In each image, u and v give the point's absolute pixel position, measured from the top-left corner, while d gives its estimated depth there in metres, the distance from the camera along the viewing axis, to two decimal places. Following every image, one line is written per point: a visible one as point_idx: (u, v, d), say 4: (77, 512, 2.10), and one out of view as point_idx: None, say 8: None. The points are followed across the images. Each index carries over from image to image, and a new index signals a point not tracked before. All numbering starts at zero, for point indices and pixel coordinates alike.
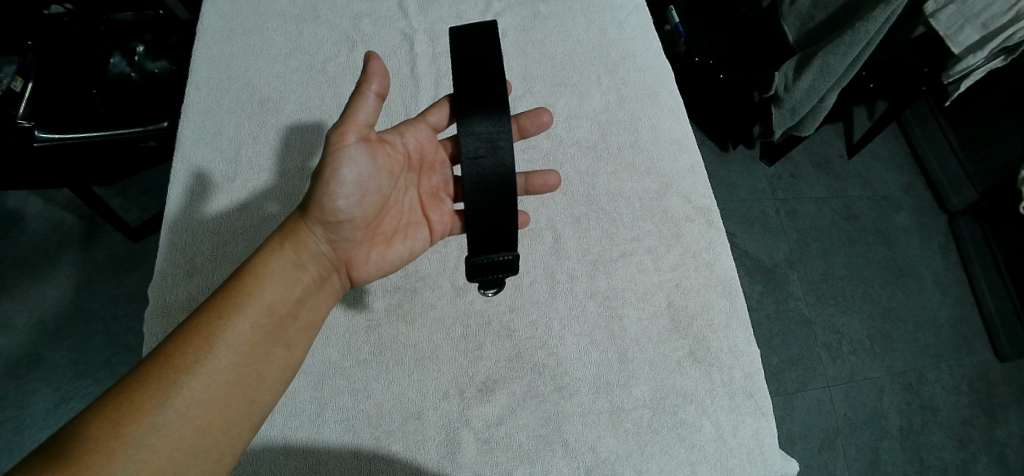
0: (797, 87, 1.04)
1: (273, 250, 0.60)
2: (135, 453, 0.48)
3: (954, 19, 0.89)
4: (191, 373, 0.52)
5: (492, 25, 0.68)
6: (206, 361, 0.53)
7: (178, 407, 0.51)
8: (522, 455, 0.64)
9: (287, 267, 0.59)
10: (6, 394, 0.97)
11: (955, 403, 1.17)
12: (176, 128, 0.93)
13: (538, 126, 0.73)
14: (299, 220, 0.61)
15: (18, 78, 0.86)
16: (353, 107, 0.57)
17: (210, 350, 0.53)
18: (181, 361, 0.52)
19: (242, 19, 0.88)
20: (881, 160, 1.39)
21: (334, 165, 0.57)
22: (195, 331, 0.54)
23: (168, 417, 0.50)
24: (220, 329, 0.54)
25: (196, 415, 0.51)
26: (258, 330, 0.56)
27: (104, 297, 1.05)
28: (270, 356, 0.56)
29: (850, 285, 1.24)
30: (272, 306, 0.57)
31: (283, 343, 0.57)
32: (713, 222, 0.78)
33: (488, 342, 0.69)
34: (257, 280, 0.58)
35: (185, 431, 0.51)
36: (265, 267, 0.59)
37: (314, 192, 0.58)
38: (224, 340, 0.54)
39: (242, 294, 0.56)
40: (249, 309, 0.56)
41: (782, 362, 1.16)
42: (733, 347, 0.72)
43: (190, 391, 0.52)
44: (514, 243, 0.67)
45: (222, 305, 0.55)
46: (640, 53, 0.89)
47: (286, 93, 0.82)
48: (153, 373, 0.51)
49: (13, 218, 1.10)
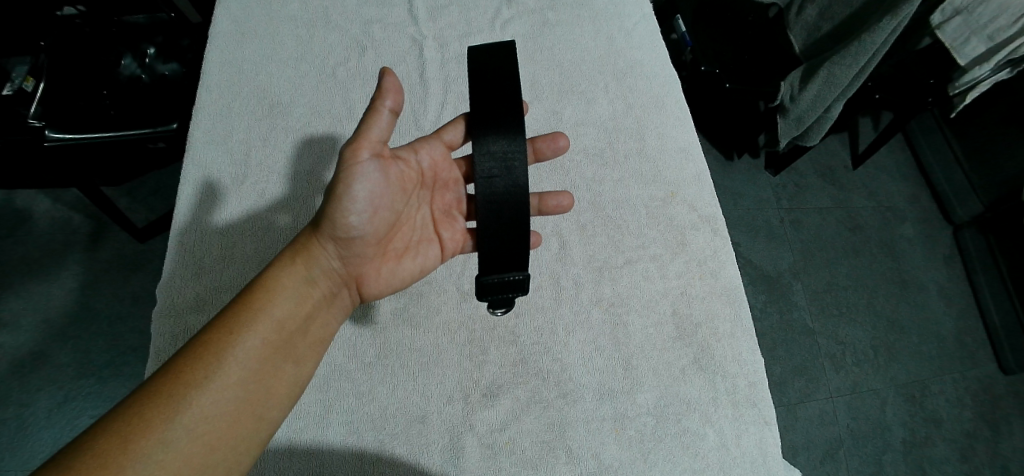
0: (803, 98, 1.04)
1: (283, 265, 0.60)
2: (143, 469, 0.49)
3: (960, 31, 0.91)
4: (200, 388, 0.52)
5: (512, 45, 0.69)
6: (216, 376, 0.53)
7: (187, 422, 0.51)
8: (527, 462, 0.64)
9: (298, 283, 0.60)
10: (9, 392, 0.97)
11: (959, 416, 1.16)
12: (185, 130, 0.94)
13: (554, 150, 0.73)
14: (309, 234, 0.61)
15: (30, 78, 0.88)
16: (366, 124, 0.58)
17: (220, 365, 0.54)
18: (191, 376, 0.53)
19: (253, 23, 0.89)
20: (885, 171, 1.39)
21: (346, 180, 0.57)
22: (206, 346, 0.54)
23: (177, 433, 0.51)
24: (230, 345, 0.55)
25: (204, 431, 0.52)
26: (267, 346, 0.56)
27: (110, 297, 1.06)
28: (280, 372, 0.57)
29: (854, 295, 1.24)
30: (282, 322, 0.58)
31: (291, 359, 0.58)
32: (718, 230, 0.78)
33: (493, 347, 0.69)
34: (267, 294, 0.58)
35: (193, 448, 0.51)
36: (274, 280, 0.59)
37: (327, 207, 0.59)
38: (234, 356, 0.54)
39: (253, 310, 0.57)
40: (258, 325, 0.56)
41: (785, 372, 1.15)
42: (737, 356, 0.72)
43: (199, 407, 0.52)
44: (525, 263, 0.67)
45: (232, 321, 0.56)
46: (647, 62, 0.89)
47: (297, 97, 0.83)
48: (164, 388, 0.52)
49: (20, 218, 1.11)
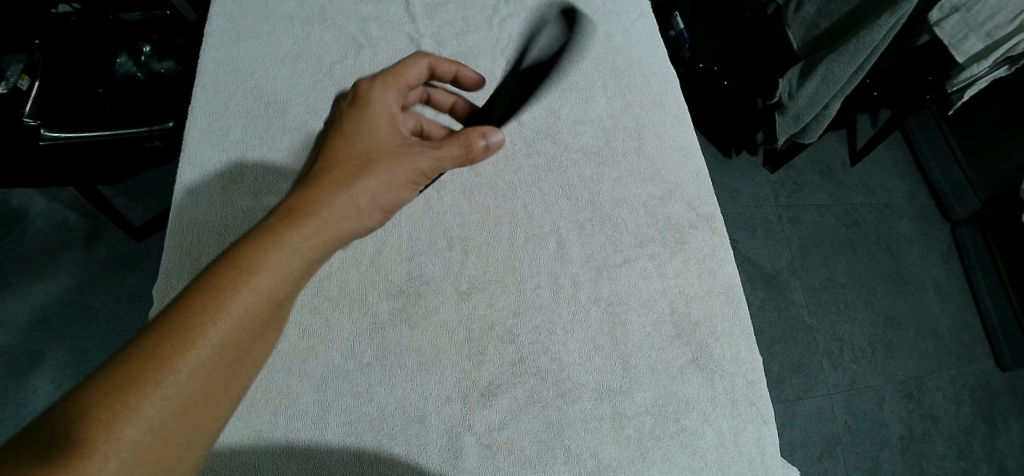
0: (801, 95, 1.04)
1: (295, 223, 0.50)
2: (124, 456, 0.39)
3: (959, 27, 0.89)
4: (197, 360, 0.42)
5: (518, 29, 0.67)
6: (213, 347, 0.43)
7: (176, 400, 0.41)
8: (525, 462, 0.64)
9: (311, 245, 0.50)
10: (5, 391, 0.96)
11: (956, 413, 1.17)
12: (182, 128, 0.92)
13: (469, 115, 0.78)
14: (329, 195, 0.53)
15: (24, 76, 0.86)
16: (445, 165, 0.60)
17: (218, 334, 0.43)
18: (184, 346, 0.42)
19: (249, 21, 0.88)
20: (882, 168, 1.39)
21: (399, 184, 0.57)
22: (199, 311, 0.43)
23: (164, 414, 0.40)
24: (229, 310, 0.44)
25: (194, 409, 0.42)
26: (270, 312, 0.47)
27: (107, 296, 1.06)
28: (268, 340, 0.48)
29: (852, 292, 1.24)
30: (285, 286, 0.48)
31: (279, 326, 0.49)
32: (716, 229, 0.78)
33: (491, 346, 0.69)
34: (277, 253, 0.48)
35: (180, 428, 0.42)
36: (283, 232, 0.49)
37: (364, 191, 0.54)
38: (234, 323, 0.44)
39: (257, 270, 0.46)
40: (264, 289, 0.46)
41: (782, 369, 1.15)
42: (735, 354, 0.72)
43: (190, 383, 0.42)
44: None
45: (233, 281, 0.45)
46: (645, 60, 0.89)
47: (294, 95, 0.83)
48: (145, 361, 0.41)
49: (16, 216, 1.10)
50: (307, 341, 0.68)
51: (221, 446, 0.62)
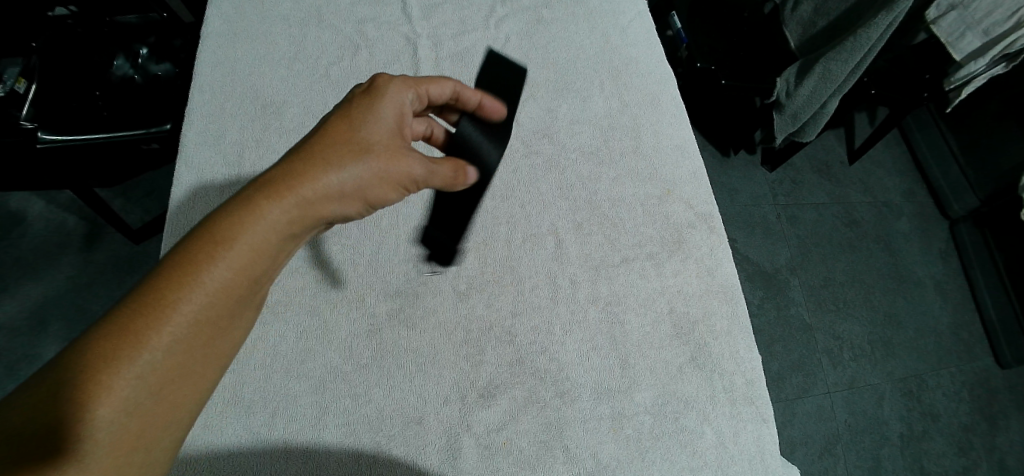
0: (798, 94, 1.04)
1: (272, 199, 0.49)
2: (101, 429, 0.40)
3: (955, 25, 0.90)
4: (166, 338, 0.43)
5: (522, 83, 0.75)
6: (183, 324, 0.44)
7: (149, 376, 0.42)
8: (523, 461, 0.64)
9: (288, 226, 0.50)
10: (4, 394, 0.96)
11: (956, 410, 1.17)
12: (179, 131, 0.92)
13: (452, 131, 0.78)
14: (315, 175, 0.51)
15: (22, 79, 0.87)
16: (438, 178, 0.59)
17: (189, 312, 0.44)
18: (156, 324, 0.43)
19: (245, 23, 0.88)
20: (880, 166, 1.40)
21: (391, 189, 0.56)
22: (174, 291, 0.44)
23: (136, 390, 0.42)
24: (199, 286, 0.45)
25: (167, 386, 0.43)
26: (242, 289, 0.47)
27: (105, 299, 1.06)
28: (245, 318, 0.48)
29: (850, 290, 1.24)
30: (260, 264, 0.48)
31: (256, 304, 0.49)
32: (714, 228, 0.78)
33: (490, 347, 0.69)
34: (252, 231, 0.48)
35: (155, 404, 0.43)
36: (257, 209, 0.48)
37: (352, 185, 0.53)
38: (204, 300, 0.45)
39: (228, 248, 0.46)
40: (235, 266, 0.46)
41: (782, 368, 1.15)
42: (734, 353, 0.72)
43: (161, 359, 0.43)
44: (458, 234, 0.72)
45: (204, 258, 0.45)
46: (643, 60, 0.89)
47: (291, 96, 0.83)
48: (122, 339, 0.42)
49: (14, 219, 1.10)
50: (305, 343, 0.67)
51: (219, 448, 0.62)
